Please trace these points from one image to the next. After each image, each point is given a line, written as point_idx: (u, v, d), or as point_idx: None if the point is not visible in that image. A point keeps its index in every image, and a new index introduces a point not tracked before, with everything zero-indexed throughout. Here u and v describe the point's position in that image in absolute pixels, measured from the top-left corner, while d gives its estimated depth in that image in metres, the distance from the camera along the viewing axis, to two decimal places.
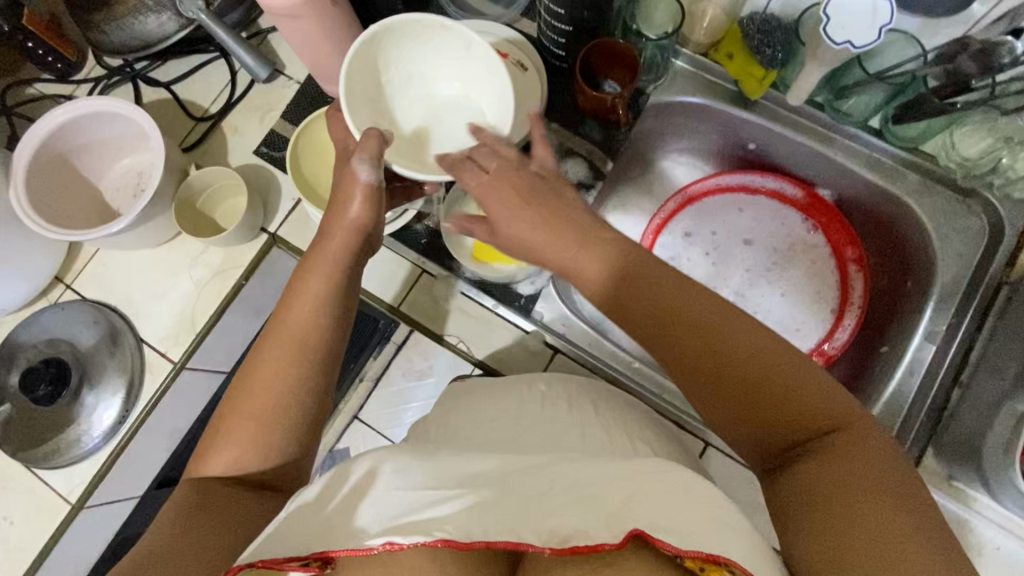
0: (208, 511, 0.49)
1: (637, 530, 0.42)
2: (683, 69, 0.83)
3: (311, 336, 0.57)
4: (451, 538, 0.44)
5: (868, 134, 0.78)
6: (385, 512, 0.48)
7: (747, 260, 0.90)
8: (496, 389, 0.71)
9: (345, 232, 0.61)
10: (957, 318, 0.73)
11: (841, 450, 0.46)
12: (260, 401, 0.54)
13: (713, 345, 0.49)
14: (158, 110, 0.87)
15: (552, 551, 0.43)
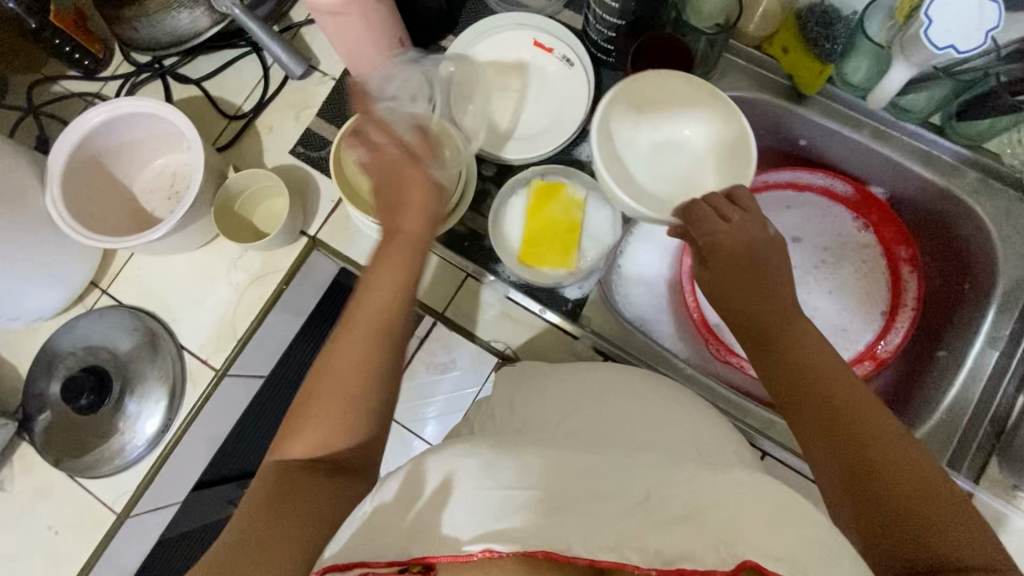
0: (292, 499, 0.51)
1: (753, 564, 0.39)
2: (733, 63, 0.80)
3: (392, 323, 0.57)
4: (552, 550, 0.43)
5: (929, 131, 0.76)
6: (478, 518, 0.46)
7: (798, 259, 0.86)
8: (554, 392, 0.68)
9: (413, 215, 0.60)
10: (1021, 322, 0.71)
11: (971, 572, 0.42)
12: (352, 391, 0.55)
13: (852, 419, 0.50)
14: (189, 108, 0.84)
15: (658, 574, 0.40)
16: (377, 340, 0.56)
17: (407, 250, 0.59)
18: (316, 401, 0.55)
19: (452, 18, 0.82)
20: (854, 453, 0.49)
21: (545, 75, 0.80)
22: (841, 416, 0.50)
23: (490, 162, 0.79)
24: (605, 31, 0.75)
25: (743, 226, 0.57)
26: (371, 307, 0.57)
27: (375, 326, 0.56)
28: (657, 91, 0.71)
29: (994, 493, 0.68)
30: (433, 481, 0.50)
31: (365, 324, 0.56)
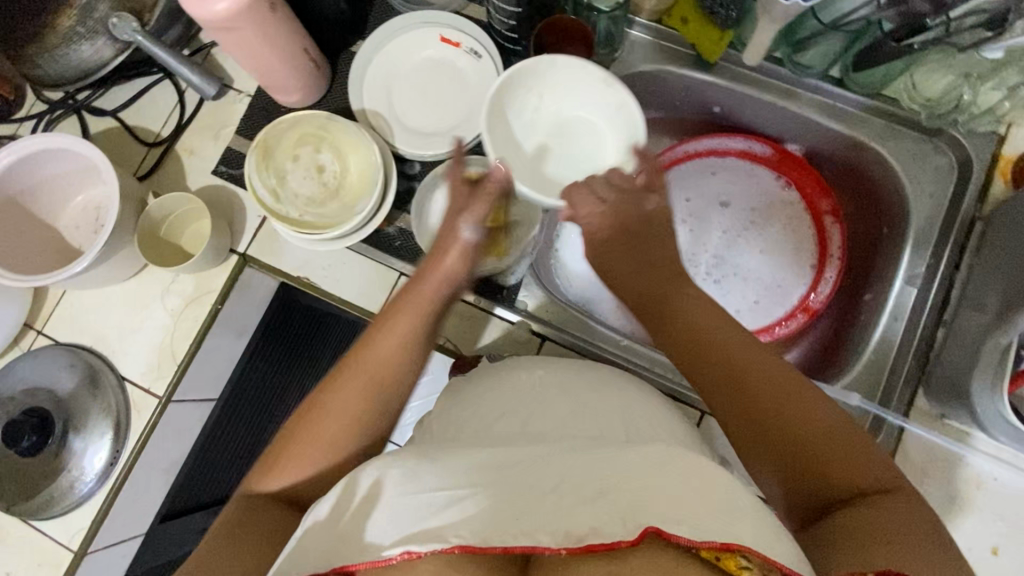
0: (254, 528, 0.54)
1: (655, 529, 0.42)
2: (639, 39, 0.82)
3: (392, 380, 0.58)
4: (467, 543, 0.45)
5: (829, 84, 0.77)
6: (404, 520, 0.48)
7: (725, 222, 0.89)
8: (488, 379, 0.67)
9: (450, 265, 0.61)
10: (935, 258, 0.73)
11: (875, 501, 0.47)
12: (332, 439, 0.56)
13: (752, 374, 0.52)
14: (108, 140, 0.84)
15: (568, 551, 0.44)
16: (360, 394, 0.57)
17: (432, 299, 0.60)
18: (294, 446, 0.56)
19: (360, 23, 0.83)
20: (783, 429, 0.50)
21: (456, 70, 0.81)
22: (744, 375, 0.52)
23: (413, 161, 0.79)
24: (506, 20, 0.77)
25: (619, 209, 0.61)
26: (383, 355, 0.58)
27: (370, 382, 0.57)
28: (547, 70, 0.71)
29: (928, 427, 0.69)
30: (363, 487, 0.51)
31: (367, 373, 0.57)
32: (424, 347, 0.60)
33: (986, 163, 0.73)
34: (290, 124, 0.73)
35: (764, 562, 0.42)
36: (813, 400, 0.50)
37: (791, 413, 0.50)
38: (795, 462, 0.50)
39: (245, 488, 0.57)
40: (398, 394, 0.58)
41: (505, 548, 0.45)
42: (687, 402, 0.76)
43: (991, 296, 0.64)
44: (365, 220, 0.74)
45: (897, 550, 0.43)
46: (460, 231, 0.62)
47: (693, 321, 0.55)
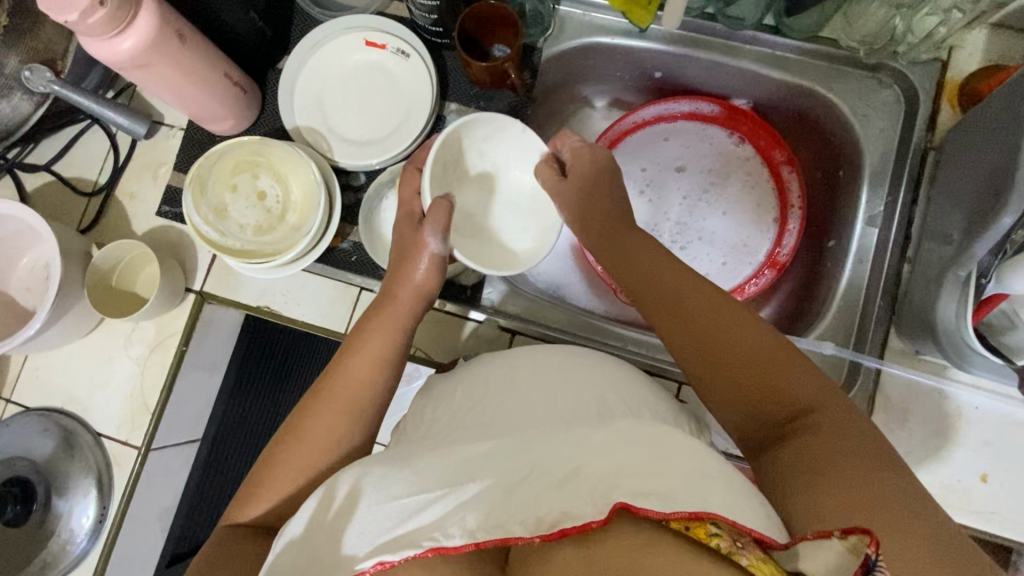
0: (230, 559, 0.53)
1: (623, 503, 0.41)
2: (569, 13, 0.80)
3: (366, 400, 0.60)
4: (440, 545, 0.44)
5: (766, 33, 0.75)
6: (379, 530, 0.47)
7: (683, 188, 0.89)
8: (449, 379, 0.64)
9: (412, 293, 0.66)
10: (893, 195, 0.72)
11: (824, 420, 0.47)
12: (308, 462, 0.56)
13: (710, 319, 0.54)
14: (47, 195, 0.82)
15: (541, 538, 0.43)
16: (341, 418, 0.58)
17: (399, 315, 0.65)
18: (272, 467, 0.56)
19: (282, 39, 0.80)
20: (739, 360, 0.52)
21: (387, 73, 0.78)
22: (699, 322, 0.55)
23: (357, 172, 0.77)
24: (427, 15, 0.75)
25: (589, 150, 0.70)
26: (358, 377, 0.60)
27: (348, 405, 0.59)
28: (488, 130, 0.70)
29: (904, 365, 0.68)
30: (342, 494, 0.51)
31: (344, 397, 0.59)
32: (396, 367, 0.63)
33: (931, 91, 0.71)
34: (225, 153, 0.71)
35: (733, 526, 0.40)
36: (762, 336, 0.52)
37: (746, 344, 0.52)
38: (750, 387, 0.51)
39: (227, 518, 0.57)
40: (376, 412, 0.60)
41: (475, 543, 0.44)
42: (663, 374, 0.74)
43: (952, 225, 0.62)
44: (315, 243, 0.72)
45: (848, 468, 0.44)
46: (428, 244, 0.66)
47: (658, 274, 0.60)
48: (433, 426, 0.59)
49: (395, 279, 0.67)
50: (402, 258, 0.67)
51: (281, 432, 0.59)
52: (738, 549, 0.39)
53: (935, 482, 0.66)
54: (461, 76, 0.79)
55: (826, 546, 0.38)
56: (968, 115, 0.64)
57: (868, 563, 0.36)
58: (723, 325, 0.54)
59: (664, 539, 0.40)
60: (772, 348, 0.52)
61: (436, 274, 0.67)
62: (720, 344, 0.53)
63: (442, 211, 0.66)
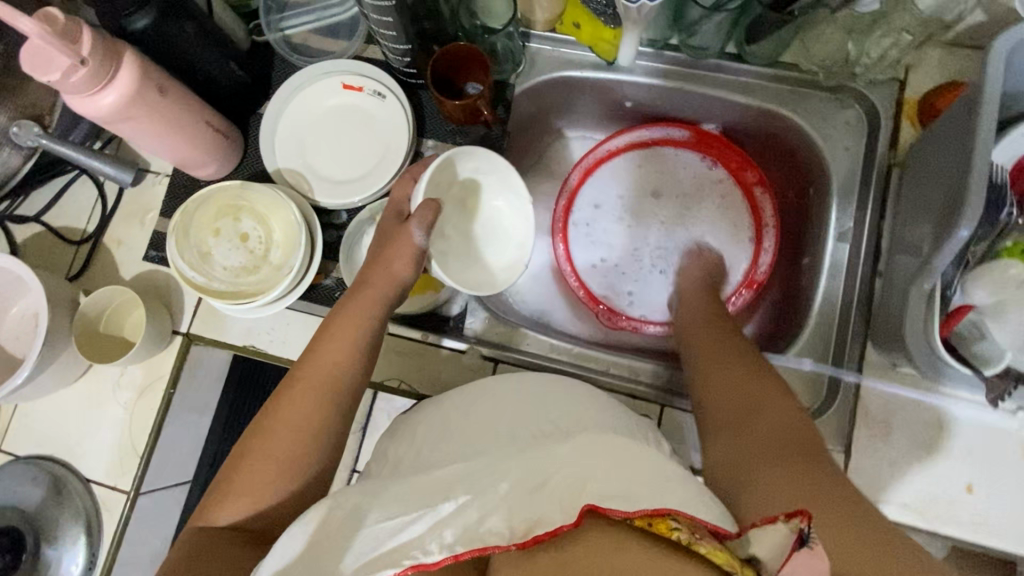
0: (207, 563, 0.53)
1: (590, 505, 0.45)
2: (538, 50, 0.83)
3: (337, 388, 0.62)
4: (421, 563, 0.45)
5: (729, 61, 0.78)
6: (366, 546, 0.48)
7: (660, 212, 0.90)
8: (427, 406, 0.64)
9: (385, 282, 0.67)
10: (861, 210, 0.74)
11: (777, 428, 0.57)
12: (282, 454, 0.58)
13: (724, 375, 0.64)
14: (36, 245, 0.83)
15: (518, 545, 0.46)
16: (316, 406, 0.60)
17: (374, 302, 0.66)
18: (247, 464, 0.58)
19: (263, 85, 0.83)
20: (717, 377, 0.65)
21: (364, 114, 0.81)
22: (706, 347, 0.69)
23: (339, 211, 0.79)
24: (401, 58, 0.77)
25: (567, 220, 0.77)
26: (332, 365, 0.62)
27: (323, 392, 0.61)
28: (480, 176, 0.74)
29: (882, 378, 0.69)
30: (313, 522, 0.50)
31: (317, 384, 0.61)
32: (366, 355, 0.64)
33: (892, 111, 0.73)
34: (207, 199, 0.73)
35: (692, 519, 0.45)
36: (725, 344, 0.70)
37: (731, 363, 0.65)
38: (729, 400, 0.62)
39: (196, 520, 0.57)
40: (349, 399, 0.62)
41: (454, 557, 0.45)
42: (643, 398, 0.74)
43: (920, 239, 0.63)
44: (295, 283, 0.74)
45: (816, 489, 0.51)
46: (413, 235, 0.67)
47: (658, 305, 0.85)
48: (404, 460, 0.59)
49: (377, 271, 0.67)
50: (384, 252, 0.68)
51: (254, 427, 0.60)
52: (697, 539, 0.43)
53: (921, 494, 0.66)
54: (437, 114, 0.81)
55: (770, 532, 0.42)
56: (927, 130, 0.66)
57: (802, 536, 0.40)
58: (737, 379, 0.63)
59: (629, 540, 0.44)
60: (751, 370, 0.64)
61: (415, 269, 0.68)
62: (714, 365, 0.66)
63: (432, 210, 0.67)
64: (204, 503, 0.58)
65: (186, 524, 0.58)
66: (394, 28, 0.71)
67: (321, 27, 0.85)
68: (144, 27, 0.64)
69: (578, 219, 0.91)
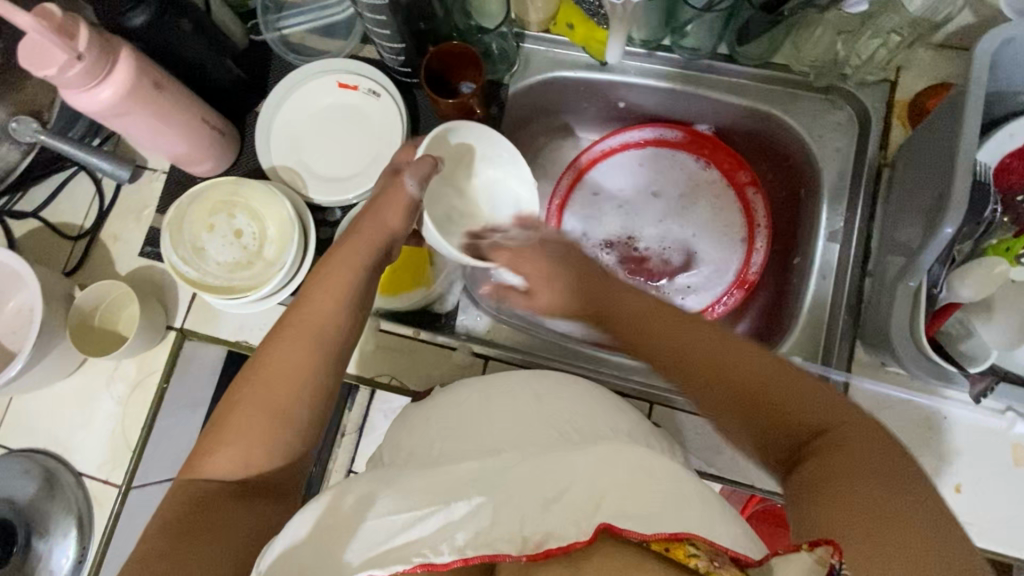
0: (209, 519, 0.53)
1: (605, 524, 0.45)
2: (532, 50, 0.84)
3: (327, 332, 0.60)
4: (429, 561, 0.46)
5: (721, 61, 0.78)
6: (369, 541, 0.49)
7: (655, 213, 0.91)
8: (429, 405, 0.65)
9: (375, 232, 0.65)
10: (851, 211, 0.74)
11: (840, 444, 0.47)
12: (274, 405, 0.57)
13: (685, 344, 0.53)
14: (33, 240, 0.84)
15: (529, 556, 0.45)
16: (306, 354, 0.59)
17: (364, 249, 0.64)
18: (241, 414, 0.56)
19: (261, 83, 0.84)
20: (703, 369, 0.52)
21: (359, 112, 0.82)
22: (653, 328, 0.55)
23: (333, 208, 0.80)
24: (396, 57, 0.78)
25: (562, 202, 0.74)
26: (319, 315, 0.60)
27: (314, 333, 0.60)
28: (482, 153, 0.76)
29: (872, 379, 0.69)
30: (320, 515, 0.51)
31: (307, 331, 0.59)
32: (359, 300, 0.63)
33: (882, 112, 0.74)
34: (201, 196, 0.74)
35: (710, 547, 0.43)
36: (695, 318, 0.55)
37: (704, 343, 0.53)
38: (730, 395, 0.51)
39: (190, 471, 0.56)
40: (342, 348, 0.61)
41: (463, 560, 0.46)
42: (636, 395, 0.75)
43: (910, 239, 0.63)
44: (287, 278, 0.74)
45: (879, 505, 0.44)
46: (405, 186, 0.66)
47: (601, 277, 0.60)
48: (414, 455, 0.60)
49: (367, 225, 0.65)
50: (376, 205, 0.67)
51: (247, 370, 0.59)
52: (716, 567, 0.42)
53: None
54: (431, 113, 0.82)
55: (797, 560, 0.41)
56: (917, 131, 0.67)
57: (834, 573, 0.39)
58: (704, 347, 0.53)
59: (645, 561, 0.43)
60: (750, 357, 0.52)
61: (409, 220, 0.67)
62: (688, 349, 0.53)
63: (427, 162, 0.67)
64: (196, 455, 0.56)
65: (178, 475, 0.57)
66: (388, 27, 0.72)
67: (317, 27, 0.86)
68: (142, 24, 0.65)
69: (572, 219, 0.91)
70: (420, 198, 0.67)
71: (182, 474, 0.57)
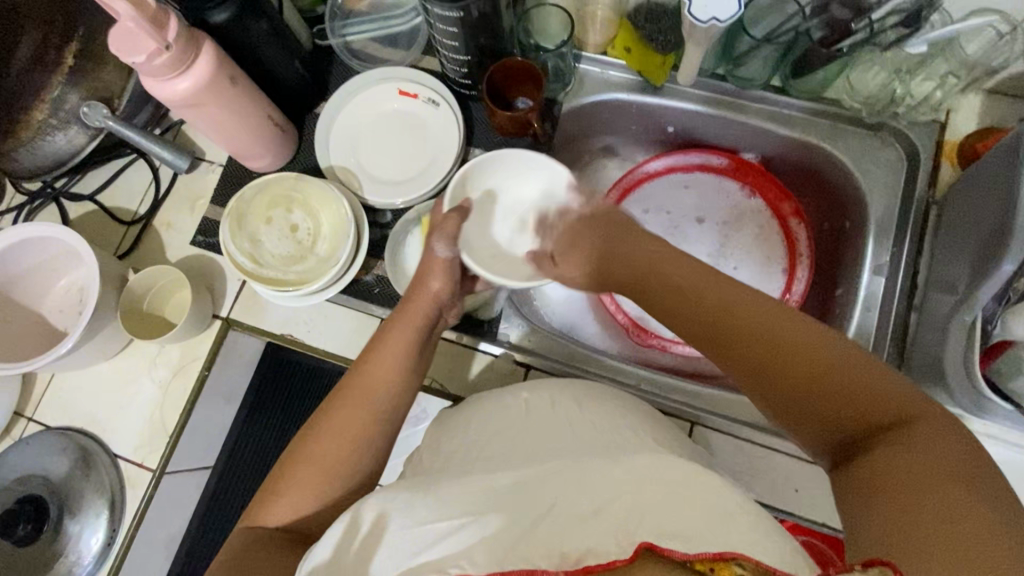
0: (257, 560, 0.53)
1: (647, 542, 0.41)
2: (587, 71, 0.86)
3: (385, 396, 0.61)
4: (466, 573, 0.43)
5: (773, 93, 0.81)
6: (400, 554, 0.47)
7: (698, 237, 0.92)
8: (471, 408, 0.65)
9: (424, 302, 0.66)
10: (898, 245, 0.75)
11: (910, 436, 0.43)
12: (331, 459, 0.58)
13: (745, 322, 0.50)
14: (88, 223, 0.86)
15: (567, 574, 0.42)
16: (359, 413, 0.60)
17: (416, 315, 0.66)
18: (299, 464, 0.58)
19: (322, 86, 0.87)
20: (768, 355, 0.49)
21: (416, 120, 0.84)
22: (719, 309, 0.52)
23: (384, 210, 0.81)
24: (459, 69, 0.80)
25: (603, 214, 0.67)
26: (375, 379, 0.62)
27: (366, 397, 0.61)
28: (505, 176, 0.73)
29: None
30: (368, 522, 0.51)
31: (362, 393, 0.61)
32: (414, 360, 0.64)
33: (932, 151, 0.75)
34: (260, 189, 0.76)
35: (757, 567, 0.40)
36: (753, 303, 0.51)
37: (763, 325, 0.49)
38: (795, 387, 0.47)
39: (248, 515, 0.57)
40: (396, 411, 0.62)
41: (498, 575, 0.42)
42: (675, 413, 0.75)
43: (959, 276, 0.64)
44: (342, 273, 0.75)
45: (967, 528, 0.37)
46: (437, 253, 0.66)
47: (654, 263, 0.57)
48: (454, 454, 0.60)
49: (415, 289, 0.67)
50: (418, 274, 0.68)
51: (308, 427, 0.60)
52: None
53: None
54: (486, 125, 0.84)
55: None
56: (966, 174, 0.68)
57: None
58: (771, 332, 0.49)
59: None
60: (807, 348, 0.47)
61: (451, 284, 0.67)
62: (756, 331, 0.49)
63: (453, 219, 0.66)
64: (257, 498, 0.58)
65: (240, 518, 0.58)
66: (457, 39, 0.74)
67: (380, 36, 0.88)
68: (223, 20, 0.67)
69: None
70: (458, 261, 0.67)
71: (244, 521, 0.58)
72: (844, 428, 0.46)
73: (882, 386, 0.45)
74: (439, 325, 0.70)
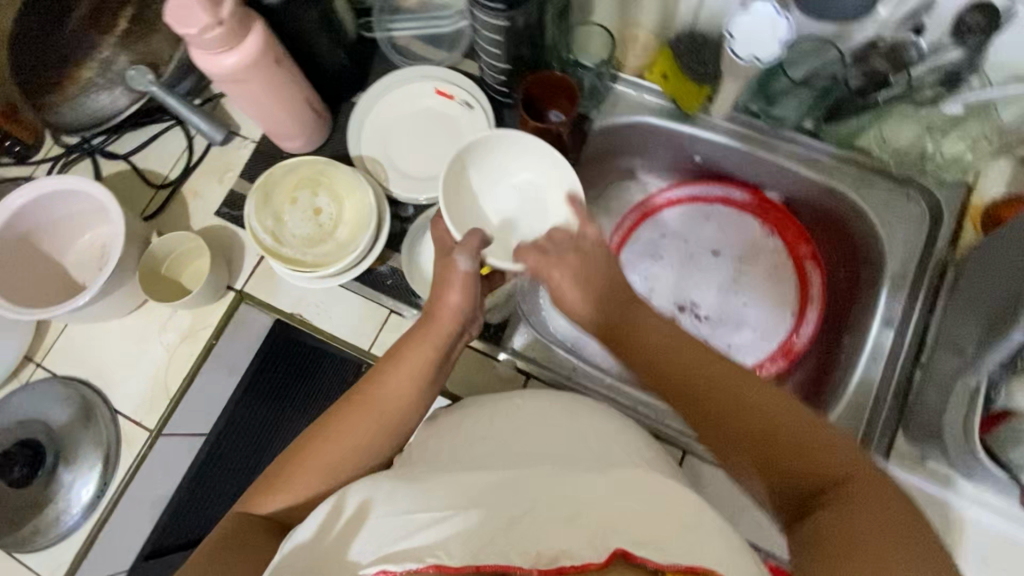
0: (244, 546, 0.55)
1: (622, 549, 0.43)
2: (621, 92, 0.86)
3: (397, 414, 0.63)
4: (442, 563, 0.44)
5: (805, 135, 0.81)
6: (382, 538, 0.48)
7: (712, 268, 0.92)
8: (472, 406, 0.66)
9: (448, 319, 0.66)
10: (911, 301, 0.75)
11: (854, 496, 0.47)
12: (328, 464, 0.60)
13: (710, 379, 0.54)
14: (119, 182, 0.88)
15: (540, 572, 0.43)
16: (368, 425, 0.61)
17: (433, 339, 0.65)
18: (298, 463, 0.60)
19: (362, 77, 0.88)
20: (729, 414, 0.53)
21: (450, 119, 0.85)
22: (682, 367, 0.56)
23: (407, 204, 0.82)
24: (498, 75, 0.81)
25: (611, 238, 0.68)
26: (388, 396, 0.63)
27: (377, 415, 0.62)
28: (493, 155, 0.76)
29: (910, 470, 0.70)
30: (353, 505, 0.52)
31: (374, 407, 0.62)
32: (432, 380, 0.65)
33: (955, 210, 0.76)
34: (292, 169, 0.78)
35: None
36: (711, 364, 0.55)
37: (720, 383, 0.54)
38: (754, 447, 0.51)
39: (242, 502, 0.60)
40: (405, 426, 0.63)
41: (475, 567, 0.44)
42: (668, 440, 0.75)
43: (968, 339, 0.63)
44: (358, 261, 0.76)
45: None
46: (459, 265, 0.67)
47: (628, 313, 0.61)
48: (446, 451, 0.61)
49: (437, 308, 0.66)
50: (438, 283, 0.67)
51: (316, 427, 0.62)
52: None
53: None
54: None
55: None
56: (987, 240, 0.68)
57: None
58: (733, 392, 0.53)
59: None
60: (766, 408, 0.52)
61: (471, 296, 0.67)
62: (713, 389, 0.54)
63: (475, 239, 0.67)
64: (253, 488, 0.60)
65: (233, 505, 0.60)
66: (499, 47, 0.75)
67: (424, 35, 0.90)
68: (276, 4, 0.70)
69: (629, 258, 0.93)
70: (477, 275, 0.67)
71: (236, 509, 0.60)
72: (796, 488, 0.50)
73: (827, 446, 0.50)
74: (458, 347, 0.69)
